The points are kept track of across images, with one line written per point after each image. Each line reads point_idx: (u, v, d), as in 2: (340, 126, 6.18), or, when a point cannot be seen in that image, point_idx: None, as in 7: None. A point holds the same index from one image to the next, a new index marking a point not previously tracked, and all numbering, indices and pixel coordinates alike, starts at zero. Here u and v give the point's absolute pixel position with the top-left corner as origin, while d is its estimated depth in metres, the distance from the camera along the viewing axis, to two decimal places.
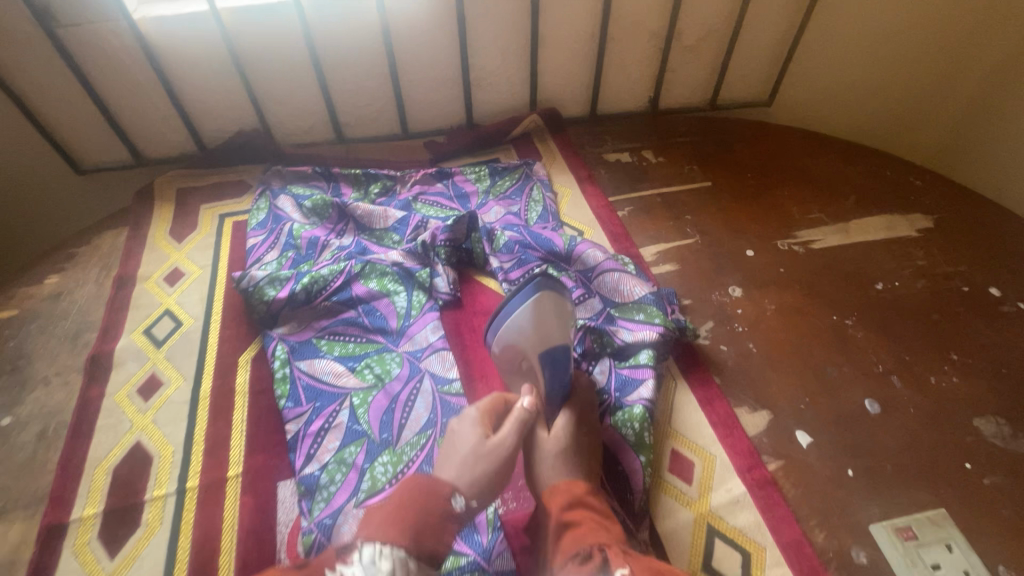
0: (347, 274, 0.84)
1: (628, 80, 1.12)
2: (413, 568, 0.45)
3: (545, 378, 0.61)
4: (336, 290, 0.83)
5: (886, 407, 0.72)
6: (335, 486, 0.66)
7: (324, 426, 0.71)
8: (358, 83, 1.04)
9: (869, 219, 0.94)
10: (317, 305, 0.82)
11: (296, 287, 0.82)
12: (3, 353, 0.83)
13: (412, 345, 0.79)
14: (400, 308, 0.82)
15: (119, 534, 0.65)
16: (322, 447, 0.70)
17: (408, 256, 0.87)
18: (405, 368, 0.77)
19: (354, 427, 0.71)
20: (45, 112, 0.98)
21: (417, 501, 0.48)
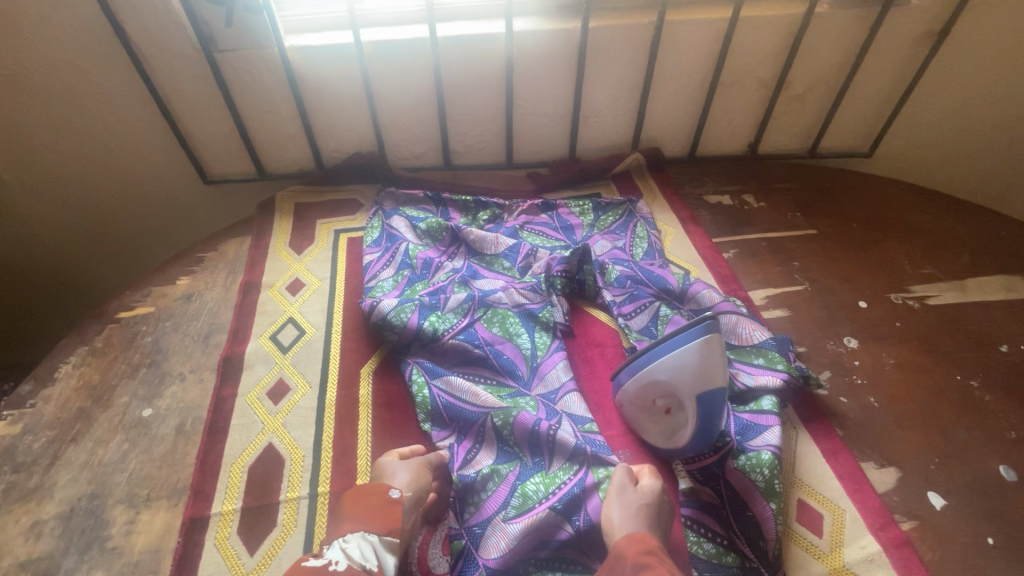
0: (471, 316, 0.86)
1: (730, 125, 1.14)
2: (374, 539, 0.59)
3: (693, 420, 0.63)
4: (461, 329, 0.84)
5: (1023, 475, 0.70)
6: (487, 495, 0.69)
7: (476, 442, 0.74)
8: (474, 114, 1.09)
9: (985, 278, 0.93)
10: (444, 344, 0.82)
11: (423, 323, 0.84)
12: (142, 347, 0.88)
13: (545, 387, 0.79)
14: (525, 350, 0.83)
15: (257, 532, 0.68)
16: (478, 457, 0.73)
17: (531, 293, 0.89)
18: (541, 411, 0.75)
19: (506, 449, 0.73)
20: (188, 126, 1.05)
21: (358, 503, 0.62)
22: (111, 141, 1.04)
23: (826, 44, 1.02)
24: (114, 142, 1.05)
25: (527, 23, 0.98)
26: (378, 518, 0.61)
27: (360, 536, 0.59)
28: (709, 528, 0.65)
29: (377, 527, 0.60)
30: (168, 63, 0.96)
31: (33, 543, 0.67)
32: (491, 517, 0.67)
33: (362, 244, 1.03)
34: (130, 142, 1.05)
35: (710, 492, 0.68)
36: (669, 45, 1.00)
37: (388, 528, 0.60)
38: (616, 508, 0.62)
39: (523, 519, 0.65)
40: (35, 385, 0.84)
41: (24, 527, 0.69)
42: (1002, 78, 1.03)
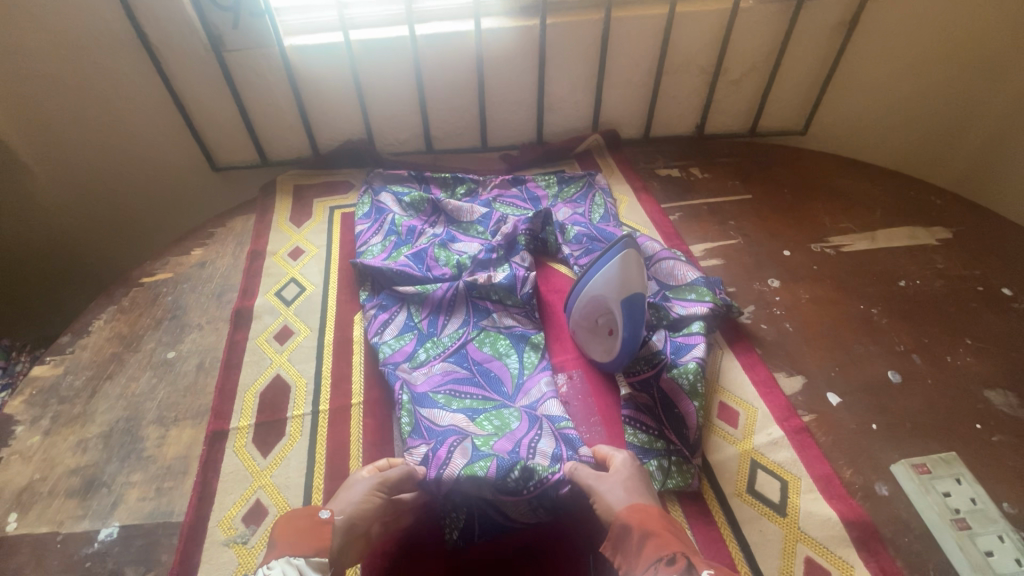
0: (464, 339, 0.90)
1: (678, 109, 1.29)
2: (296, 561, 0.56)
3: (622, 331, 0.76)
4: (454, 352, 0.88)
5: (906, 377, 0.84)
6: (469, 475, 0.70)
7: (449, 449, 0.73)
8: (451, 104, 1.24)
9: (892, 229, 1.07)
10: (434, 366, 0.86)
11: (417, 349, 0.89)
12: (164, 304, 1.01)
13: (529, 399, 0.82)
14: (513, 368, 0.86)
15: (269, 440, 0.81)
16: (450, 466, 0.70)
17: (525, 318, 0.94)
18: (524, 422, 0.78)
19: (478, 452, 0.72)
20: (199, 118, 1.20)
21: (292, 522, 0.60)
22: (131, 133, 1.18)
23: (754, 34, 1.17)
24: (133, 133, 1.19)
25: (494, 22, 1.13)
26: (307, 539, 0.59)
27: (284, 562, 0.56)
28: (643, 423, 0.79)
29: (301, 551, 0.57)
30: (183, 63, 1.11)
31: (80, 455, 0.80)
32: (473, 488, 0.70)
33: (354, 217, 1.17)
34: (148, 133, 1.19)
35: (646, 396, 0.81)
36: (618, 38, 1.16)
37: (316, 549, 0.58)
38: (604, 488, 0.65)
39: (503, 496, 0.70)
40: (72, 336, 0.97)
41: (71, 444, 0.82)
42: (908, 59, 1.18)
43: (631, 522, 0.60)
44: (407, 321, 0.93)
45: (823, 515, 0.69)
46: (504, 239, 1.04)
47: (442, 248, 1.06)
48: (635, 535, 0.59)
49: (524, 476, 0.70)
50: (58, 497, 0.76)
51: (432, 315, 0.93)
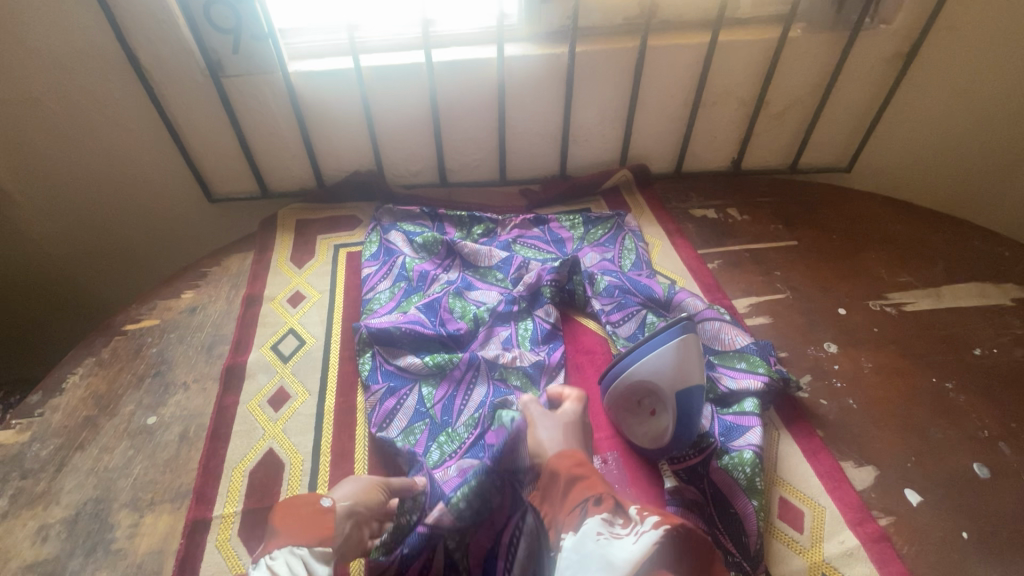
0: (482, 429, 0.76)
1: (713, 143, 1.19)
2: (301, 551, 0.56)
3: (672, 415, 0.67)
4: (470, 447, 0.74)
5: (996, 471, 0.72)
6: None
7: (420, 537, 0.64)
8: (468, 134, 1.14)
9: (959, 285, 0.96)
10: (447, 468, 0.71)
11: (430, 448, 0.76)
12: (147, 358, 0.91)
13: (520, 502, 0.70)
14: None
15: (258, 534, 0.70)
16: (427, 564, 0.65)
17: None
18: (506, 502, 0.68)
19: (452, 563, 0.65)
20: (195, 147, 1.10)
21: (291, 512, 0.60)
22: (121, 162, 1.09)
23: (802, 65, 1.07)
24: (124, 163, 1.09)
25: (518, 48, 1.04)
26: (305, 530, 0.58)
27: (287, 551, 0.56)
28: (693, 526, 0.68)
29: (305, 541, 0.57)
30: (177, 89, 1.01)
31: (39, 546, 0.70)
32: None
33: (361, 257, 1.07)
34: (138, 162, 1.10)
35: (695, 489, 0.70)
36: (652, 67, 1.06)
37: (319, 539, 0.58)
38: (542, 428, 0.68)
39: None
40: (43, 395, 0.87)
41: (31, 531, 0.71)
42: (970, 94, 1.08)
43: (557, 469, 0.60)
44: (418, 407, 0.80)
45: None
46: (526, 289, 0.94)
47: (457, 297, 0.95)
48: (561, 479, 0.58)
49: None
50: None
51: (448, 398, 0.81)
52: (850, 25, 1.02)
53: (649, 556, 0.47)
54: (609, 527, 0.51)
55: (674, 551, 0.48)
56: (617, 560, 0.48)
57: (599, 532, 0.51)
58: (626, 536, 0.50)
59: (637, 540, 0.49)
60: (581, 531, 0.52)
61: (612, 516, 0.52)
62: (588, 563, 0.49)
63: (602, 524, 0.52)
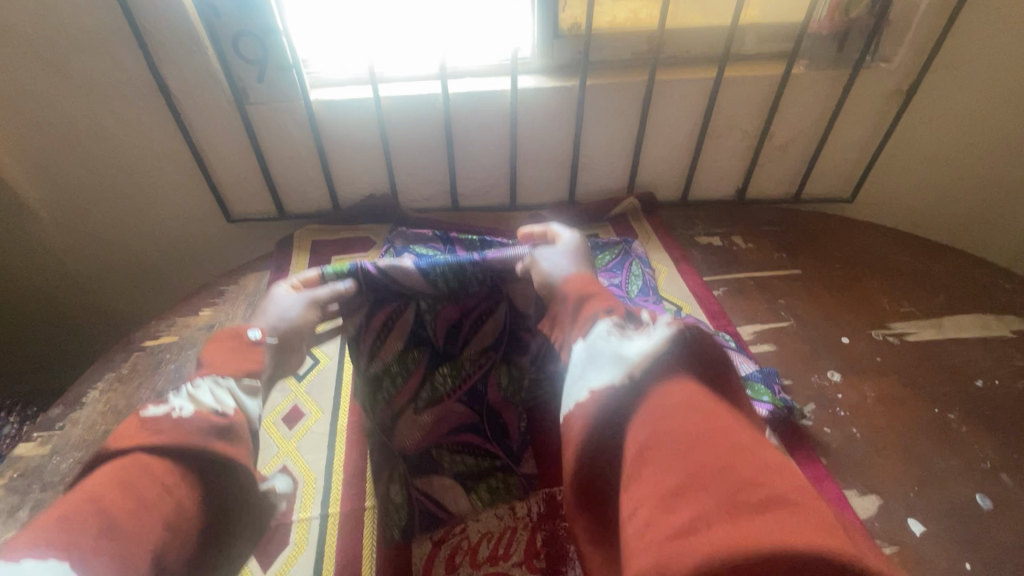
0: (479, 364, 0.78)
1: (718, 172, 1.22)
2: (223, 380, 0.53)
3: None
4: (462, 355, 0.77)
5: (998, 502, 0.73)
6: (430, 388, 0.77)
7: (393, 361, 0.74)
8: (480, 161, 1.18)
9: (961, 317, 0.98)
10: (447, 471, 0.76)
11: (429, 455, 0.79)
12: (165, 374, 0.94)
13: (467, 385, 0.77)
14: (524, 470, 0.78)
15: (270, 550, 0.72)
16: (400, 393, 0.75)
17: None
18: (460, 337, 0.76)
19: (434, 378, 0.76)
20: (217, 169, 1.14)
21: (223, 343, 0.58)
22: (146, 183, 1.13)
23: (805, 101, 1.11)
24: (149, 184, 1.13)
25: (531, 81, 1.08)
26: (237, 359, 0.56)
27: (210, 380, 0.53)
28: None
29: (230, 374, 0.54)
30: (203, 115, 1.06)
31: None
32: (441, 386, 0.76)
33: None
34: (162, 184, 1.14)
35: None
36: (660, 101, 1.10)
37: (247, 372, 0.56)
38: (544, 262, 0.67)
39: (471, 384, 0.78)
40: (64, 408, 0.89)
41: None
42: (969, 130, 1.12)
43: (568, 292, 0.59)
44: None
45: None
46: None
47: None
48: (571, 303, 0.57)
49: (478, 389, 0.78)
50: None
51: None
52: (851, 64, 1.06)
53: (661, 348, 0.44)
54: (619, 330, 0.49)
55: (686, 349, 0.44)
56: (626, 353, 0.46)
57: (607, 333, 0.49)
58: (635, 336, 0.47)
59: (647, 338, 0.46)
60: (591, 338, 0.50)
61: (624, 322, 0.50)
62: (600, 356, 0.47)
63: (613, 327, 0.50)
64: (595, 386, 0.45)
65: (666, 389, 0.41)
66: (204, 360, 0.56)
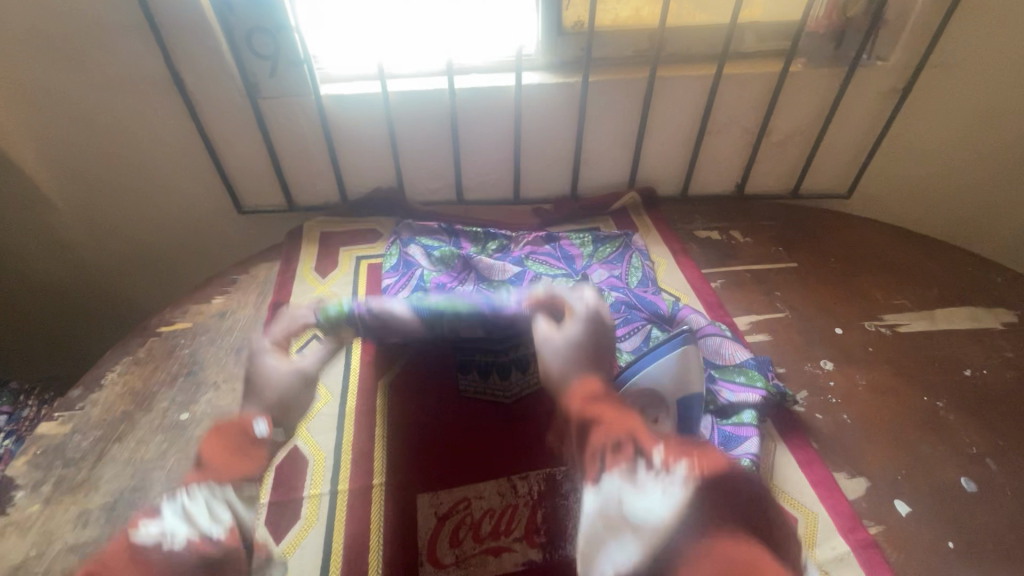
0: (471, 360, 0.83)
1: (718, 168, 1.25)
2: (209, 485, 0.57)
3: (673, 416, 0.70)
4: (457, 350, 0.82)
5: (982, 485, 0.76)
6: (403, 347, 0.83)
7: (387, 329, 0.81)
8: (485, 155, 1.21)
9: (952, 309, 1.01)
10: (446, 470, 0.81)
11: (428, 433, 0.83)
12: (180, 358, 0.97)
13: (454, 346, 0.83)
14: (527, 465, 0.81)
15: (283, 524, 0.75)
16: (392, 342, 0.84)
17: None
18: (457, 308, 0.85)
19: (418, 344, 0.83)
20: (229, 162, 1.17)
21: (228, 433, 0.64)
22: (161, 175, 1.17)
23: (803, 98, 1.13)
24: (163, 176, 1.17)
25: (535, 77, 1.11)
26: (235, 460, 0.61)
27: (202, 488, 0.57)
28: None
29: (224, 479, 0.58)
30: (216, 109, 1.09)
31: (81, 529, 0.75)
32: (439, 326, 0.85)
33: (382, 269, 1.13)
34: (176, 176, 1.17)
35: None
36: (661, 97, 1.13)
37: (241, 473, 0.60)
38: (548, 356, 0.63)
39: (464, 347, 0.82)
40: (83, 390, 0.93)
41: (72, 516, 0.76)
42: (964, 127, 1.14)
43: (569, 404, 0.58)
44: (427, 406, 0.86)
45: None
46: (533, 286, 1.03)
47: None
48: (574, 432, 0.56)
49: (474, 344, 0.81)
50: None
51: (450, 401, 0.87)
52: (848, 62, 1.08)
53: (681, 508, 0.46)
54: (630, 479, 0.50)
55: (706, 505, 0.46)
56: (642, 521, 0.47)
57: (618, 500, 0.49)
58: (652, 489, 0.48)
59: (659, 495, 0.47)
60: (601, 490, 0.51)
61: (632, 466, 0.51)
62: (619, 527, 0.48)
63: (622, 480, 0.50)
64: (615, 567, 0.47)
65: (701, 550, 0.43)
66: (205, 458, 0.61)
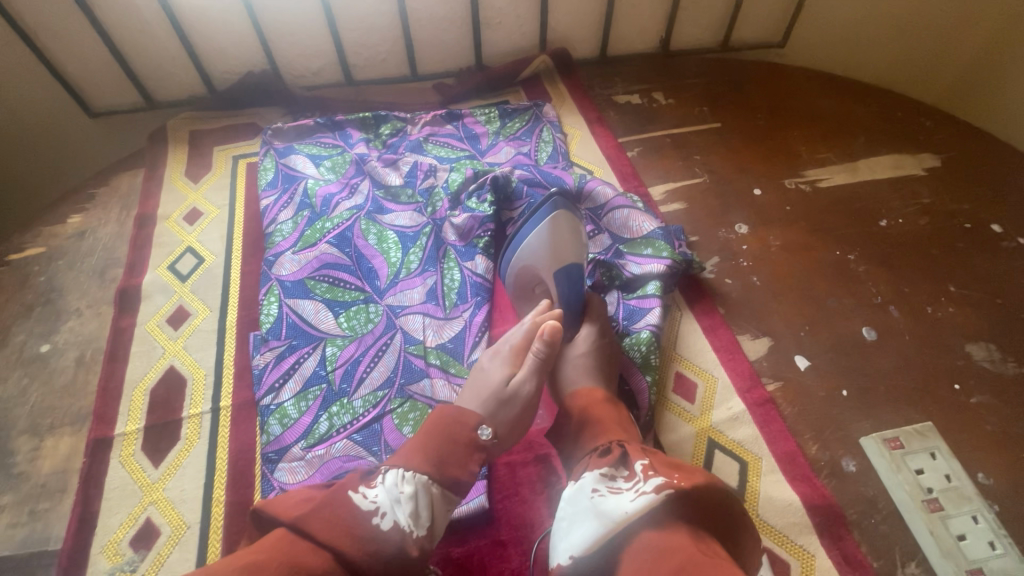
0: (381, 407, 0.71)
1: (639, 20, 1.10)
2: (434, 492, 0.50)
3: (551, 285, 0.69)
4: (362, 426, 0.69)
5: (882, 334, 0.75)
6: (301, 412, 0.70)
7: (297, 360, 0.74)
8: (367, 20, 1.02)
9: (877, 159, 0.95)
10: (334, 445, 0.68)
11: (319, 417, 0.70)
12: (35, 287, 0.86)
13: (362, 393, 0.72)
14: None
15: (161, 447, 0.70)
16: (287, 382, 0.73)
17: None
18: (383, 323, 0.78)
19: (319, 373, 0.73)
20: (56, 54, 0.98)
21: (441, 431, 0.54)
22: None
23: None
24: None
25: None
26: (443, 450, 0.53)
27: (397, 473, 0.50)
28: None
29: (427, 469, 0.51)
30: None
31: None
32: (356, 356, 0.75)
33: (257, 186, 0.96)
34: None
35: None
36: None
37: (443, 468, 0.52)
38: (562, 362, 0.66)
39: (373, 413, 0.70)
40: None
41: None
42: None
43: (574, 408, 0.60)
44: (316, 370, 0.74)
45: (785, 501, 0.62)
46: (457, 236, 0.86)
47: (370, 223, 0.88)
48: (576, 423, 0.58)
49: (403, 413, 0.71)
50: None
51: (351, 363, 0.74)
52: None
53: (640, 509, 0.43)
54: (608, 484, 0.48)
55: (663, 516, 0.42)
56: (607, 510, 0.45)
57: (595, 488, 0.48)
58: (625, 491, 0.46)
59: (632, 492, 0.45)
60: (579, 483, 0.50)
61: (614, 471, 0.49)
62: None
63: (601, 480, 0.49)
64: (578, 545, 0.45)
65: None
66: (409, 446, 0.53)
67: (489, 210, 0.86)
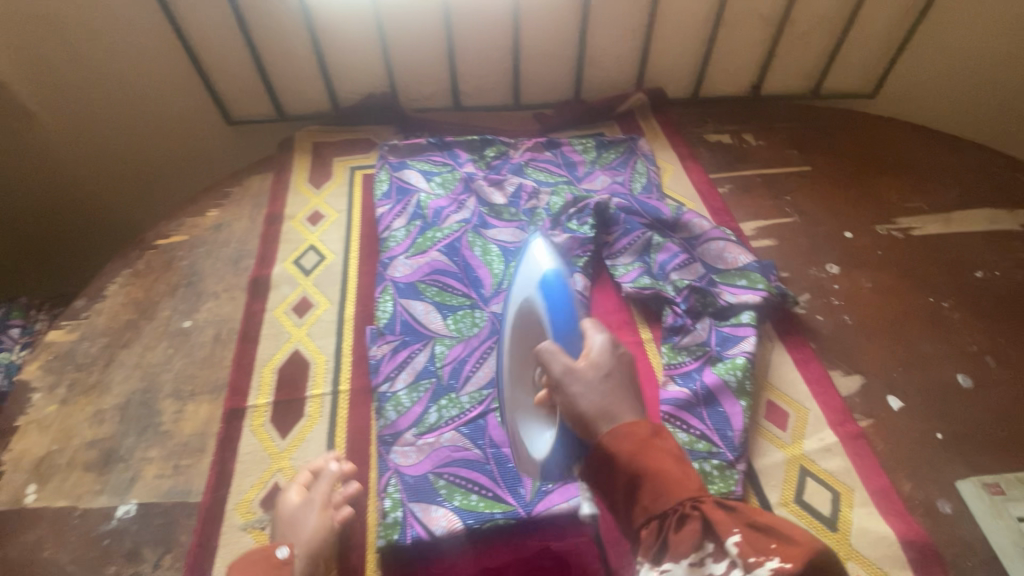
0: (485, 405, 0.76)
1: (734, 66, 1.16)
2: None
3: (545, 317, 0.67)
4: (469, 420, 0.75)
5: (979, 381, 0.76)
6: (413, 400, 0.77)
7: (410, 354, 0.81)
8: (482, 53, 1.12)
9: (972, 211, 0.96)
10: (443, 434, 0.74)
11: (429, 408, 0.76)
12: (179, 270, 0.97)
13: (468, 390, 0.78)
14: None
15: (287, 421, 0.78)
16: (401, 373, 0.80)
17: None
18: (487, 328, 0.85)
19: (430, 368, 0.80)
20: (213, 69, 1.12)
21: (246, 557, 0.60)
22: (142, 83, 1.11)
23: None
24: (146, 86, 1.11)
25: None
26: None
27: None
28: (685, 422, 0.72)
29: None
30: (190, 4, 1.02)
31: (98, 427, 0.79)
32: (463, 356, 0.81)
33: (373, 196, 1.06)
34: (158, 83, 1.12)
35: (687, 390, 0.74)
36: None
37: None
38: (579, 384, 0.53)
39: (478, 409, 0.76)
40: (87, 300, 0.93)
41: (88, 414, 0.80)
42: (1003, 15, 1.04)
43: (619, 457, 0.49)
44: (427, 365, 0.80)
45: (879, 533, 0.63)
46: None
47: (476, 236, 0.96)
48: (626, 477, 0.48)
49: None
50: (77, 470, 0.74)
51: (459, 362, 0.81)
52: None
53: None
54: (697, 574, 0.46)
55: None
56: None
57: None
58: None
59: None
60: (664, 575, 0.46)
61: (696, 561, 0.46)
62: None
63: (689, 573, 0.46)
64: None
65: None
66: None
67: (589, 233, 0.92)
